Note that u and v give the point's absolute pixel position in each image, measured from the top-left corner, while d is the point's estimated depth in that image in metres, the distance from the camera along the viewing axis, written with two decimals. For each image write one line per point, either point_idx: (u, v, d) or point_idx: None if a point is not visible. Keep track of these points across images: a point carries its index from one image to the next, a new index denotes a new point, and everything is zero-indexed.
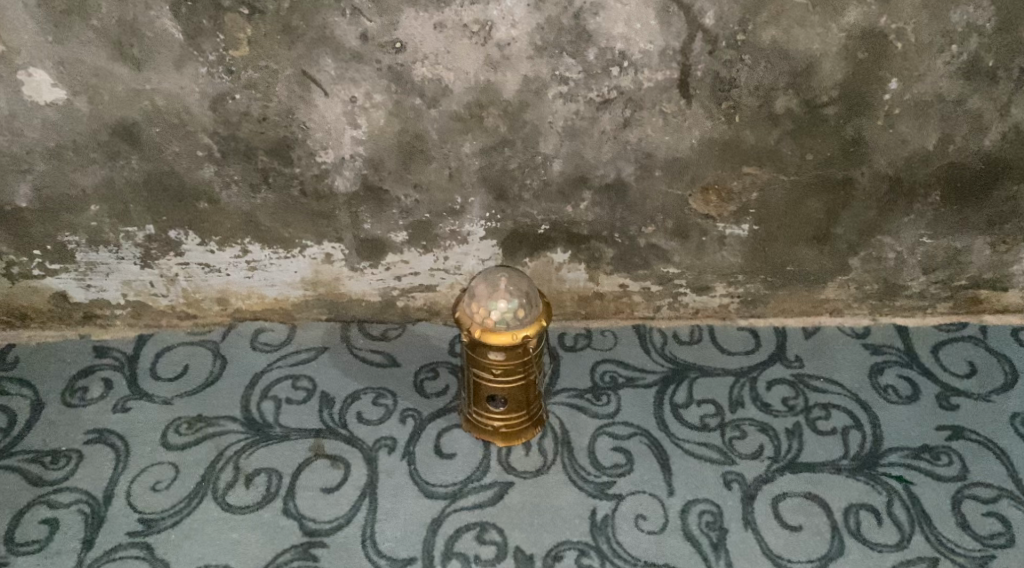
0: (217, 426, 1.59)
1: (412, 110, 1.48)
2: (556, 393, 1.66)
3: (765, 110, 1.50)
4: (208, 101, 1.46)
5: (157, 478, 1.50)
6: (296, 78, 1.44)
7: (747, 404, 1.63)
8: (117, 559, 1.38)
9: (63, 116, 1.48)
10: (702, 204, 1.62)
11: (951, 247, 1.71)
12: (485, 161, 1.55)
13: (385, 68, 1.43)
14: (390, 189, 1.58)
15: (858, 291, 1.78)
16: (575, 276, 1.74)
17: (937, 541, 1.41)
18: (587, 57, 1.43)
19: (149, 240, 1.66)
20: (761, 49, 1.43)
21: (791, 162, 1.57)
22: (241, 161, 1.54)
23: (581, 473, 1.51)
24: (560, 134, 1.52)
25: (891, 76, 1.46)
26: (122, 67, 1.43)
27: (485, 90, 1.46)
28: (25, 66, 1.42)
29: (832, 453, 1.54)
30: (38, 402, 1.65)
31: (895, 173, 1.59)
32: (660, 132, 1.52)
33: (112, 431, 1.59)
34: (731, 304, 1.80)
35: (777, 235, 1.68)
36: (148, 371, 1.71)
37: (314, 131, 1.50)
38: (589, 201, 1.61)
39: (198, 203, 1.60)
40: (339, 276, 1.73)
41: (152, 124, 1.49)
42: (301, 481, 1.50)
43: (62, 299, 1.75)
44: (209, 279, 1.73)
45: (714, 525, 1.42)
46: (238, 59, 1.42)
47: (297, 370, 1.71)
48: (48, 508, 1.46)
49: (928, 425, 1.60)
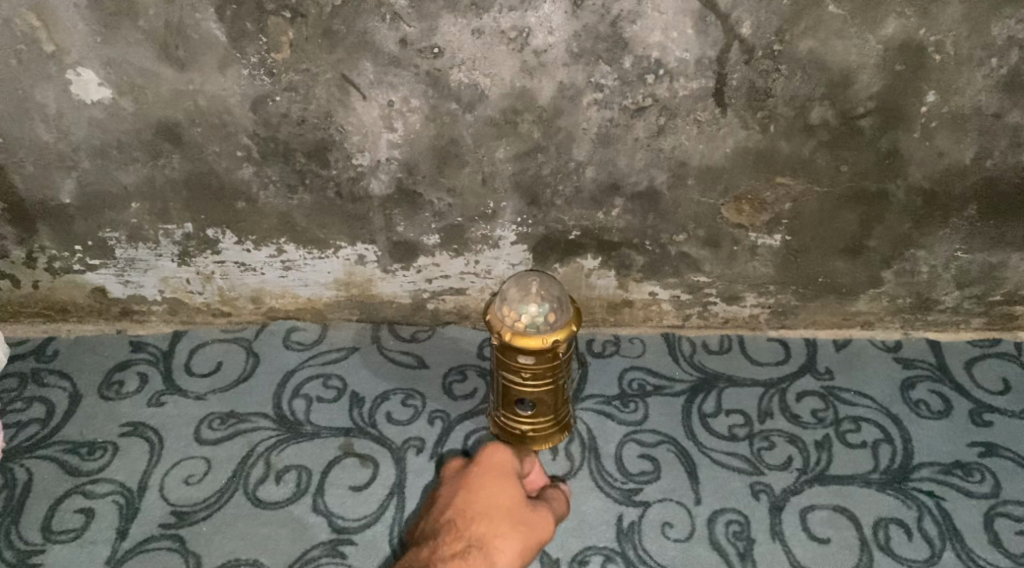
0: (249, 423, 1.62)
1: (448, 116, 1.50)
2: (584, 399, 1.67)
3: (801, 120, 1.50)
4: (249, 103, 1.49)
5: (190, 471, 1.53)
6: (335, 82, 1.46)
7: (776, 415, 1.62)
8: (149, 550, 1.41)
9: (109, 115, 1.52)
10: (735, 214, 1.63)
11: (987, 262, 1.69)
12: (519, 166, 1.56)
13: (423, 73, 1.45)
14: (424, 193, 1.60)
15: (890, 304, 1.76)
16: (605, 283, 1.74)
17: (969, 558, 1.40)
18: (622, 65, 1.43)
19: (186, 238, 1.69)
20: (798, 60, 1.43)
21: (825, 173, 1.56)
22: (280, 162, 1.57)
23: (608, 480, 1.51)
24: (594, 141, 1.53)
25: (929, 89, 1.46)
26: (167, 68, 1.46)
27: (521, 96, 1.47)
28: (74, 66, 1.46)
29: (862, 467, 1.53)
30: (76, 394, 1.68)
31: (930, 186, 1.58)
32: (694, 140, 1.52)
33: (147, 425, 1.62)
34: (762, 314, 1.79)
35: (809, 246, 1.67)
36: (182, 366, 1.74)
37: (351, 134, 1.53)
38: (622, 208, 1.62)
39: (236, 203, 1.63)
40: (372, 278, 1.75)
41: (194, 124, 1.53)
42: (330, 478, 1.52)
43: (100, 294, 1.79)
44: (245, 278, 1.76)
45: (740, 535, 1.42)
46: (280, 62, 1.44)
47: (329, 369, 1.73)
48: (84, 498, 1.49)
49: (960, 442, 1.58)
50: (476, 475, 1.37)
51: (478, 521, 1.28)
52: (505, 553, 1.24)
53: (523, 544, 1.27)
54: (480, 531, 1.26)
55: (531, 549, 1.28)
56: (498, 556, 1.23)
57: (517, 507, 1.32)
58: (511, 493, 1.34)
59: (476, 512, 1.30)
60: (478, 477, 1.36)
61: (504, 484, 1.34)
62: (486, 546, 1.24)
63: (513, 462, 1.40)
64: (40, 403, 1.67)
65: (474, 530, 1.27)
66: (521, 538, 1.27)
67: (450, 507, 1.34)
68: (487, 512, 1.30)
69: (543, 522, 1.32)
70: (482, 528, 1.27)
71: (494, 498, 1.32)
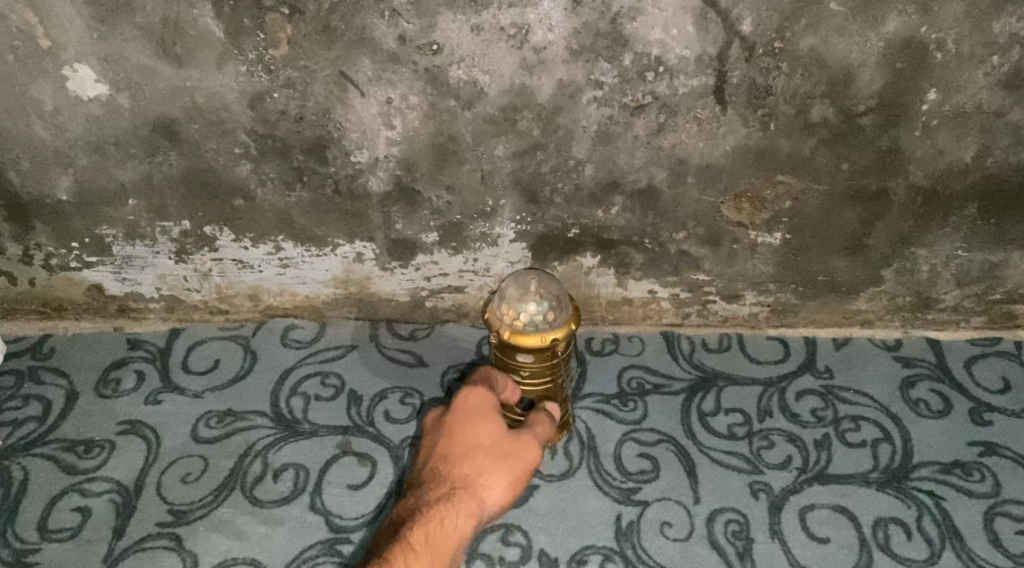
0: (247, 421, 1.61)
1: (447, 113, 1.49)
2: (583, 397, 1.66)
3: (801, 118, 1.49)
4: (247, 99, 1.48)
5: (187, 470, 1.53)
6: (334, 78, 1.45)
7: (775, 414, 1.62)
8: (146, 549, 1.41)
9: (106, 111, 1.51)
10: (735, 212, 1.62)
11: (987, 261, 1.69)
12: (518, 164, 1.55)
13: (422, 70, 1.44)
14: (422, 190, 1.60)
15: (891, 302, 1.76)
16: (604, 281, 1.73)
17: (969, 557, 1.40)
18: (622, 62, 1.43)
19: (184, 235, 1.68)
20: (799, 57, 1.42)
21: (825, 171, 1.56)
22: (278, 159, 1.56)
23: (607, 479, 1.51)
24: (593, 139, 1.52)
25: (930, 86, 1.45)
26: (164, 64, 1.45)
27: (521, 93, 1.46)
28: (71, 62, 1.45)
29: (861, 466, 1.53)
30: (73, 392, 1.68)
31: (931, 184, 1.58)
32: (694, 138, 1.52)
33: (144, 423, 1.61)
34: (762, 313, 1.79)
35: (810, 244, 1.66)
36: (179, 364, 1.73)
37: (350, 131, 1.52)
38: (621, 206, 1.61)
39: (233, 200, 1.62)
40: (370, 276, 1.74)
41: (191, 121, 1.52)
42: (328, 477, 1.51)
43: (97, 291, 1.78)
44: (242, 275, 1.75)
45: (740, 535, 1.42)
46: (278, 59, 1.44)
47: (327, 367, 1.72)
48: (80, 497, 1.49)
49: (960, 441, 1.57)
50: (452, 416, 1.33)
51: (460, 461, 1.27)
52: (493, 488, 1.24)
53: (510, 475, 1.26)
54: (464, 473, 1.25)
55: (519, 478, 1.27)
56: (485, 493, 1.23)
57: (499, 440, 1.30)
58: (491, 427, 1.31)
59: (458, 453, 1.28)
60: (454, 417, 1.33)
61: (482, 419, 1.32)
62: (472, 485, 1.24)
63: (489, 396, 1.36)
64: (37, 401, 1.66)
65: (458, 472, 1.26)
66: (507, 470, 1.26)
67: (430, 450, 1.32)
68: (468, 451, 1.28)
69: (530, 448, 1.30)
70: (465, 467, 1.26)
71: (474, 437, 1.30)
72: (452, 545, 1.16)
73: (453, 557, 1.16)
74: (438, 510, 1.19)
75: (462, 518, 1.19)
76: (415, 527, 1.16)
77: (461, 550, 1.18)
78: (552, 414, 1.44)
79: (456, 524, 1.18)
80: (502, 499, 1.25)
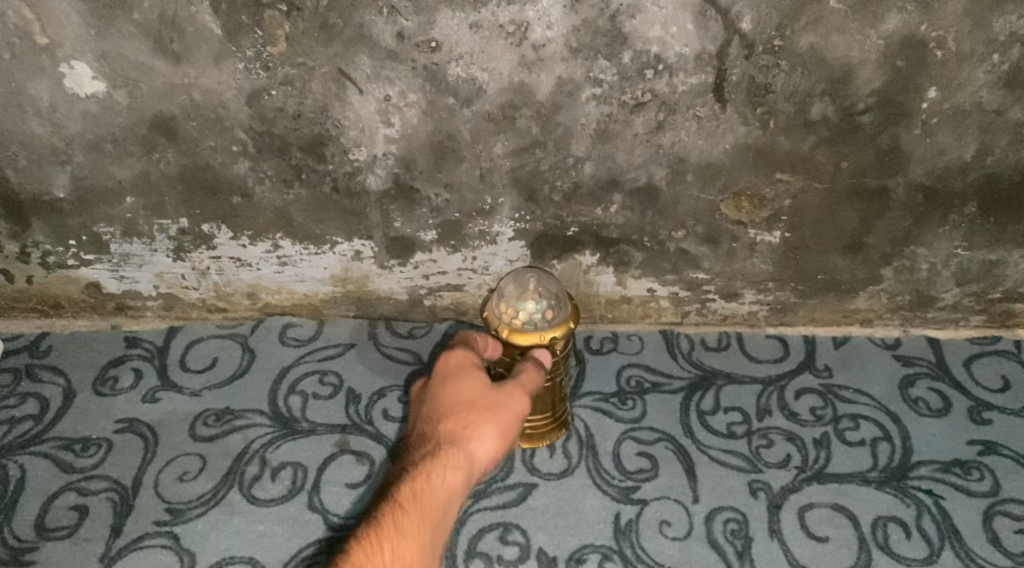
0: (245, 419, 1.61)
1: (445, 110, 1.49)
2: (581, 396, 1.66)
3: (801, 116, 1.49)
4: (245, 96, 1.48)
5: (185, 468, 1.52)
6: (332, 76, 1.45)
7: (774, 412, 1.62)
8: (143, 548, 1.40)
9: (103, 109, 1.51)
10: (734, 210, 1.62)
11: (986, 259, 1.69)
12: (517, 162, 1.55)
13: (420, 67, 1.43)
14: (421, 188, 1.59)
15: (890, 301, 1.75)
16: (603, 279, 1.73)
17: (968, 557, 1.39)
18: (622, 60, 1.42)
19: (182, 233, 1.68)
20: (799, 55, 1.42)
21: (825, 169, 1.55)
22: (276, 157, 1.55)
23: (605, 477, 1.50)
24: (592, 137, 1.51)
25: (930, 84, 1.45)
26: (162, 61, 1.44)
27: (520, 91, 1.46)
28: (68, 59, 1.44)
29: (860, 465, 1.52)
30: (70, 390, 1.67)
31: (931, 183, 1.57)
32: (693, 136, 1.51)
33: (141, 421, 1.61)
34: (761, 312, 1.78)
35: (809, 243, 1.66)
36: (177, 362, 1.73)
37: (348, 129, 1.51)
38: (620, 204, 1.61)
39: (231, 197, 1.62)
40: (368, 274, 1.73)
41: (189, 118, 1.51)
42: (326, 475, 1.51)
43: (95, 289, 1.78)
44: (240, 273, 1.74)
45: (739, 534, 1.42)
46: (276, 56, 1.43)
47: (325, 365, 1.72)
48: (77, 495, 1.49)
49: (959, 439, 1.57)
50: (435, 379, 1.33)
51: (445, 418, 1.26)
52: (480, 440, 1.23)
53: (496, 426, 1.25)
54: (450, 429, 1.24)
55: (506, 428, 1.26)
56: (472, 446, 1.22)
57: (482, 394, 1.29)
58: (474, 382, 1.30)
59: (443, 411, 1.27)
60: (436, 380, 1.32)
61: (463, 376, 1.31)
62: (458, 440, 1.22)
63: (471, 354, 1.36)
64: (34, 399, 1.66)
65: (444, 429, 1.24)
66: (493, 421, 1.25)
67: (417, 415, 1.31)
68: (453, 407, 1.27)
69: (514, 397, 1.29)
70: (451, 424, 1.25)
71: (456, 394, 1.29)
72: (443, 499, 1.15)
73: (445, 511, 1.14)
74: (425, 467, 1.17)
75: (451, 471, 1.18)
76: (403, 485, 1.15)
77: (454, 504, 1.16)
78: (540, 362, 1.40)
79: (445, 478, 1.17)
80: (492, 451, 1.24)
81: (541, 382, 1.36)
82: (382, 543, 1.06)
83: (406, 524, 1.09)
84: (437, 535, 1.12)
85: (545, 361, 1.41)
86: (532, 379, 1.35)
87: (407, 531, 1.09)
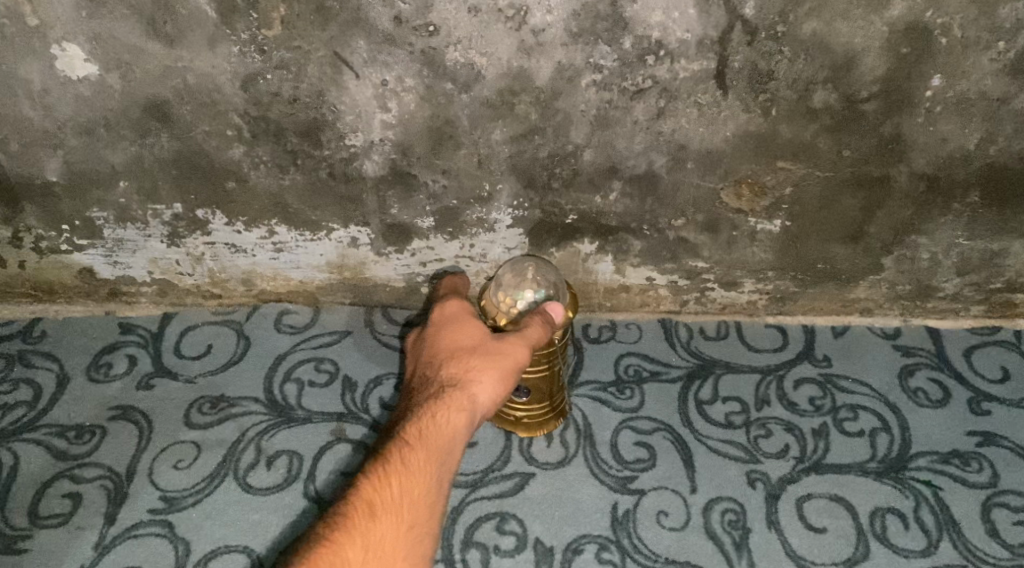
0: (240, 407, 1.60)
1: (443, 96, 1.46)
2: (579, 384, 1.65)
3: (803, 104, 1.47)
4: (240, 80, 1.46)
5: (180, 456, 1.51)
6: (328, 60, 1.42)
7: (773, 402, 1.61)
8: (138, 536, 1.40)
9: (96, 92, 1.48)
10: (734, 198, 1.60)
11: (988, 249, 1.67)
12: (515, 149, 1.53)
13: (418, 52, 1.41)
14: (418, 174, 1.57)
15: (890, 291, 1.74)
16: (602, 268, 1.72)
17: (966, 548, 1.39)
18: (623, 45, 1.40)
19: (176, 218, 1.66)
20: (802, 41, 1.40)
21: (827, 157, 1.54)
22: (271, 142, 1.53)
23: (603, 467, 1.50)
24: (592, 124, 1.49)
25: (934, 72, 1.43)
26: (155, 44, 1.42)
27: (519, 76, 1.44)
28: (59, 41, 1.42)
29: (859, 456, 1.52)
30: (64, 376, 1.66)
31: (933, 172, 1.56)
32: (694, 123, 1.49)
33: (136, 409, 1.60)
34: (761, 301, 1.77)
35: (809, 232, 1.65)
36: (171, 349, 1.72)
37: (345, 114, 1.49)
38: (619, 191, 1.59)
39: (226, 182, 1.59)
40: (365, 261, 1.72)
41: (183, 102, 1.49)
42: (322, 464, 1.50)
43: (88, 274, 1.76)
44: (235, 259, 1.73)
45: (736, 524, 1.41)
46: (271, 39, 1.40)
47: (321, 353, 1.70)
48: (71, 482, 1.48)
49: (958, 430, 1.57)
50: (435, 330, 1.36)
51: (447, 364, 1.29)
52: (482, 383, 1.25)
53: (498, 370, 1.26)
54: (452, 374, 1.27)
55: (509, 371, 1.27)
56: (474, 388, 1.24)
57: (480, 341, 1.31)
58: (473, 329, 1.33)
59: (444, 358, 1.30)
60: (436, 331, 1.36)
61: (461, 327, 1.34)
62: (460, 383, 1.25)
63: (468, 305, 1.39)
64: (27, 385, 1.65)
65: (446, 374, 1.27)
66: (494, 365, 1.26)
67: (419, 364, 1.34)
68: (454, 353, 1.30)
69: (514, 343, 1.29)
70: (452, 370, 1.28)
71: (456, 341, 1.32)
72: (449, 438, 1.18)
73: (450, 449, 1.17)
74: (429, 409, 1.20)
75: (454, 412, 1.20)
76: (409, 426, 1.18)
77: (460, 443, 1.19)
78: (550, 318, 1.37)
79: (449, 418, 1.19)
80: (495, 393, 1.25)
81: (546, 336, 1.34)
82: (389, 480, 1.11)
83: (412, 462, 1.13)
84: (445, 471, 1.15)
85: (556, 317, 1.39)
86: (536, 332, 1.33)
87: (414, 468, 1.13)
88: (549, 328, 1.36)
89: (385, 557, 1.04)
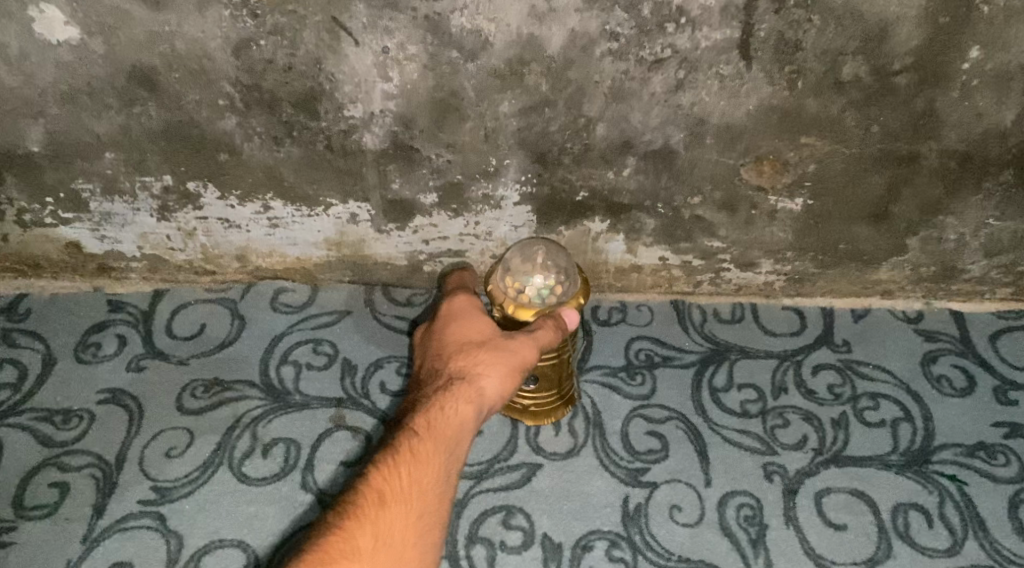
0: (235, 391, 1.53)
1: (448, 65, 1.37)
2: (589, 369, 1.58)
3: (832, 77, 1.38)
4: (231, 47, 1.36)
5: (171, 444, 1.45)
6: (325, 25, 1.33)
7: (791, 390, 1.54)
8: (128, 529, 1.35)
9: (77, 57, 1.38)
10: (755, 176, 1.51)
11: (1019, 231, 1.59)
12: (524, 122, 1.44)
13: (421, 17, 1.31)
14: (421, 148, 1.48)
15: (913, 273, 1.66)
16: (613, 247, 1.64)
17: (992, 548, 1.34)
18: (641, 12, 1.30)
19: (166, 192, 1.57)
20: (834, 9, 1.30)
21: (854, 134, 1.45)
22: (265, 113, 1.44)
23: (614, 458, 1.44)
24: (606, 96, 1.40)
25: (973, 44, 1.33)
26: (140, 7, 1.32)
27: (529, 45, 1.34)
28: (35, 2, 1.32)
29: (880, 448, 1.46)
30: (50, 357, 1.59)
31: (966, 149, 1.47)
32: (716, 96, 1.40)
33: (126, 392, 1.53)
34: (778, 282, 1.70)
35: (832, 211, 1.57)
36: (163, 329, 1.64)
37: (343, 83, 1.40)
38: (633, 167, 1.50)
39: (218, 154, 1.51)
40: (365, 238, 1.64)
41: (171, 70, 1.39)
42: (320, 453, 1.44)
43: (75, 249, 1.68)
44: (228, 235, 1.65)
45: (753, 521, 1.36)
46: (264, 2, 1.30)
47: (319, 334, 1.63)
48: (58, 471, 1.42)
49: (984, 421, 1.51)
50: (443, 323, 1.30)
51: (455, 357, 1.23)
52: (493, 375, 1.18)
53: (509, 363, 1.20)
54: (461, 365, 1.20)
55: (520, 364, 1.21)
56: (485, 380, 1.18)
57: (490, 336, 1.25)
58: (482, 323, 1.27)
59: (452, 351, 1.24)
60: (444, 325, 1.30)
61: (470, 320, 1.28)
62: (470, 374, 1.18)
63: (476, 300, 1.33)
64: (12, 366, 1.58)
65: (455, 365, 1.21)
66: (505, 356, 1.20)
67: (426, 357, 1.28)
68: (463, 345, 1.24)
69: (525, 337, 1.24)
70: (461, 362, 1.21)
71: (464, 335, 1.26)
72: (458, 428, 1.11)
73: (460, 441, 1.11)
74: (438, 399, 1.14)
75: (464, 402, 1.14)
76: (417, 417, 1.12)
77: (470, 435, 1.13)
78: (563, 322, 1.30)
79: (459, 409, 1.13)
80: (507, 387, 1.19)
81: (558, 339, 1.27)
82: (399, 468, 1.04)
83: (422, 451, 1.07)
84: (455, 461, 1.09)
85: (571, 324, 1.32)
86: (549, 334, 1.26)
87: (424, 457, 1.07)
88: (562, 332, 1.29)
89: (394, 546, 0.98)
